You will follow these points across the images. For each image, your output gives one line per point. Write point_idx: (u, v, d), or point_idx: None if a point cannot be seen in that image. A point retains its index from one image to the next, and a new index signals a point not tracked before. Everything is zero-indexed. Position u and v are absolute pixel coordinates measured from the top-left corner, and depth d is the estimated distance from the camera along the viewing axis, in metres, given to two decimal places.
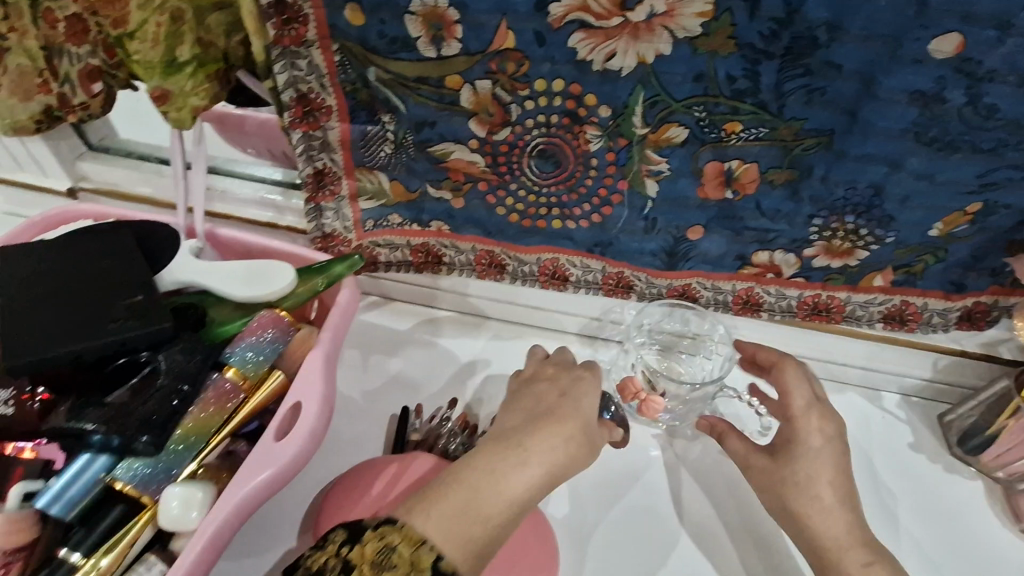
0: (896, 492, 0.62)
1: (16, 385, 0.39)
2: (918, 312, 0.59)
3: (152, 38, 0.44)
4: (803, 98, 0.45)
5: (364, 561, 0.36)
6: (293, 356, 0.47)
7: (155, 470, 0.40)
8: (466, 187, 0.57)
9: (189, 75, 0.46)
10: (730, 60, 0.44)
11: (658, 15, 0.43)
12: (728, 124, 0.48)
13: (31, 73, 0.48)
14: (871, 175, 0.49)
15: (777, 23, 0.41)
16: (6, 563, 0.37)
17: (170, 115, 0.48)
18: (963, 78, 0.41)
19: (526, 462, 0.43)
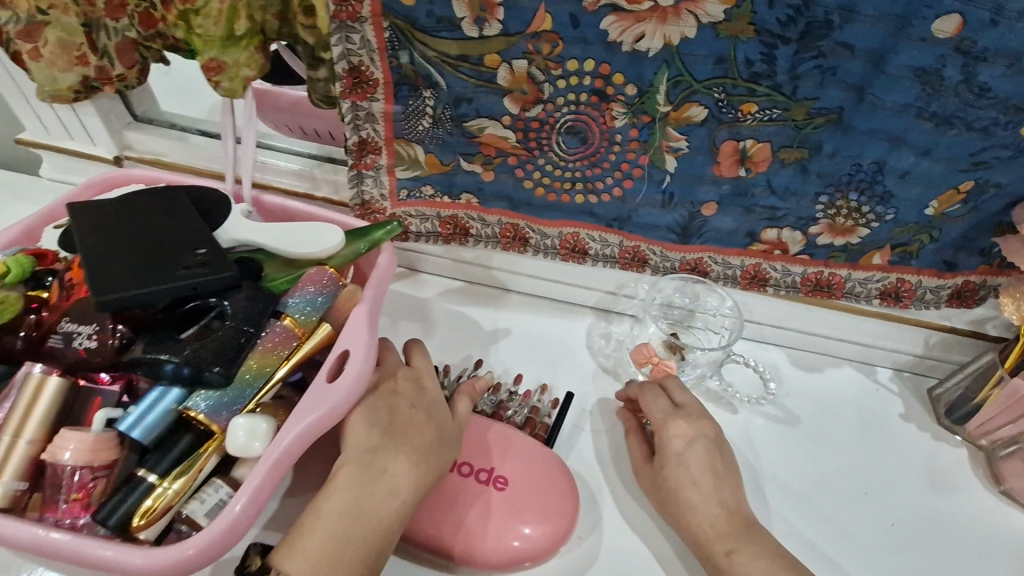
0: (868, 462, 0.66)
1: (98, 322, 0.43)
2: (912, 289, 0.63)
3: (215, 15, 0.47)
4: (816, 79, 0.50)
5: None
6: (339, 311, 0.51)
7: (223, 401, 0.44)
8: (496, 161, 0.61)
9: (244, 48, 0.50)
10: (750, 44, 0.48)
11: (685, 1, 0.47)
12: (744, 105, 0.52)
13: (68, 47, 0.50)
14: (875, 151, 0.53)
15: (793, 10, 0.46)
16: (95, 478, 0.40)
17: (223, 85, 0.52)
18: (961, 56, 0.45)
19: (393, 493, 0.48)
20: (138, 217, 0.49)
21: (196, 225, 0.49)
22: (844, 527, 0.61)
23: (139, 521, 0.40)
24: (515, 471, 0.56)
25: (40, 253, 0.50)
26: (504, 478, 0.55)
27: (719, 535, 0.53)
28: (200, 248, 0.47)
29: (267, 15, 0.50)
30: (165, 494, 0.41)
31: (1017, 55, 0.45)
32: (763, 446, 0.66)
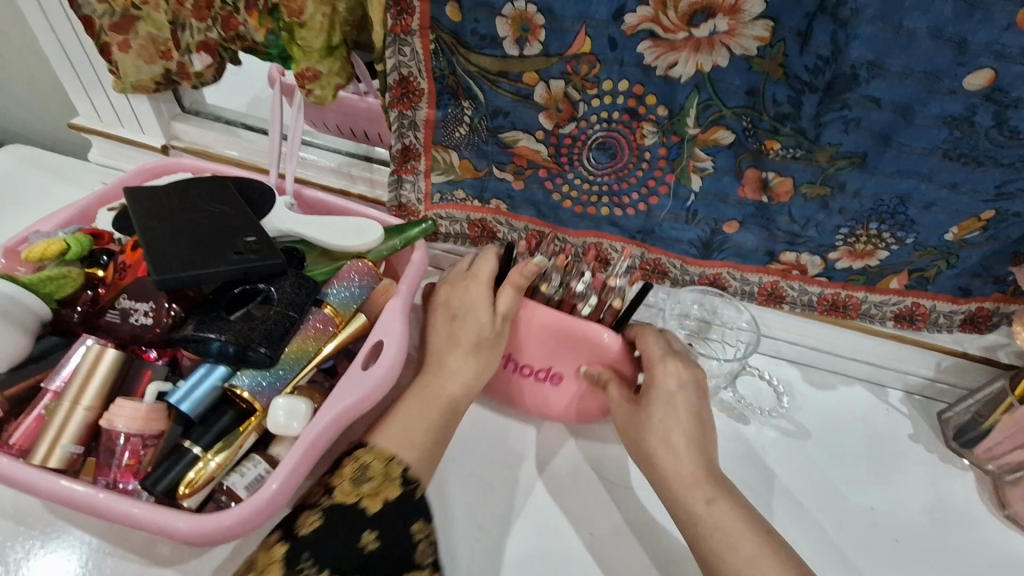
0: (878, 479, 0.67)
1: (153, 300, 0.46)
2: (927, 313, 0.65)
3: (318, 28, 0.51)
4: (840, 127, 0.51)
5: (344, 480, 0.48)
6: (376, 301, 0.53)
7: (266, 381, 0.46)
8: (528, 171, 0.63)
9: (337, 58, 0.55)
10: (778, 85, 0.51)
11: (720, 33, 0.49)
12: (769, 140, 0.54)
13: (156, 41, 0.55)
14: (902, 187, 0.54)
15: (822, 60, 0.48)
16: (146, 446, 0.43)
17: (315, 92, 0.56)
18: (992, 105, 0.47)
19: (447, 385, 0.57)
20: (190, 203, 0.52)
21: (244, 214, 0.52)
22: (857, 535, 0.63)
23: (184, 489, 0.42)
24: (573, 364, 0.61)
25: (97, 233, 0.54)
26: (560, 373, 0.62)
27: (698, 484, 0.53)
28: (249, 236, 0.50)
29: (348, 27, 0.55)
30: (207, 466, 0.43)
31: None
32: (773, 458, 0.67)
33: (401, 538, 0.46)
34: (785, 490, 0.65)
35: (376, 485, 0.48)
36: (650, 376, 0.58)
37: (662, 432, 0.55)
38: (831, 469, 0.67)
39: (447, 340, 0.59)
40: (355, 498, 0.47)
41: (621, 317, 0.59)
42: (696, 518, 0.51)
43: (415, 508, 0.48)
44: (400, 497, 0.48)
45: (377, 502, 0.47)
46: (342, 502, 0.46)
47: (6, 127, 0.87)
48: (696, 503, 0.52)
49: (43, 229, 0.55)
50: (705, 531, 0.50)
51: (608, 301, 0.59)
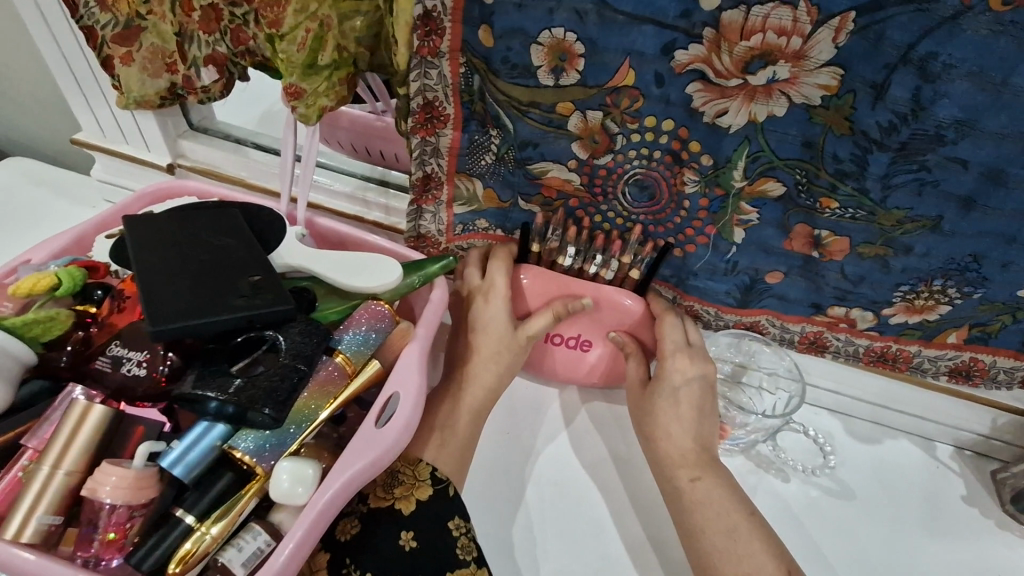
0: (928, 545, 0.62)
1: (149, 349, 0.42)
2: (985, 368, 0.59)
3: (299, 42, 0.46)
4: (914, 189, 0.46)
5: (378, 487, 0.50)
6: (391, 348, 0.49)
7: (268, 442, 0.42)
8: (557, 204, 0.59)
9: (326, 78, 0.49)
10: (841, 141, 0.46)
11: (779, 81, 0.44)
12: (824, 199, 0.49)
13: (160, 53, 0.50)
14: (975, 246, 0.49)
15: (898, 117, 0.43)
16: (132, 517, 0.38)
17: (298, 110, 0.50)
18: None
19: (467, 386, 0.58)
20: (193, 235, 0.48)
21: (251, 248, 0.48)
22: None
23: (175, 567, 0.38)
24: (599, 337, 0.62)
25: (91, 265, 0.49)
26: (590, 341, 0.63)
27: (685, 463, 0.55)
28: (255, 273, 0.45)
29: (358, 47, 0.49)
30: (204, 538, 0.39)
31: None
32: (816, 520, 0.62)
33: (439, 542, 0.47)
34: (826, 563, 0.59)
35: (407, 489, 0.50)
36: (659, 368, 0.58)
37: (664, 415, 0.57)
38: (870, 529, 0.62)
39: (469, 346, 0.60)
40: (388, 501, 0.49)
41: (643, 280, 0.60)
42: (679, 492, 0.54)
43: (448, 507, 0.49)
44: (433, 496, 0.50)
45: (411, 503, 0.49)
46: (379, 506, 0.49)
47: (4, 134, 0.83)
48: (682, 480, 0.54)
49: (34, 259, 0.51)
50: (689, 506, 0.53)
51: (626, 267, 0.59)
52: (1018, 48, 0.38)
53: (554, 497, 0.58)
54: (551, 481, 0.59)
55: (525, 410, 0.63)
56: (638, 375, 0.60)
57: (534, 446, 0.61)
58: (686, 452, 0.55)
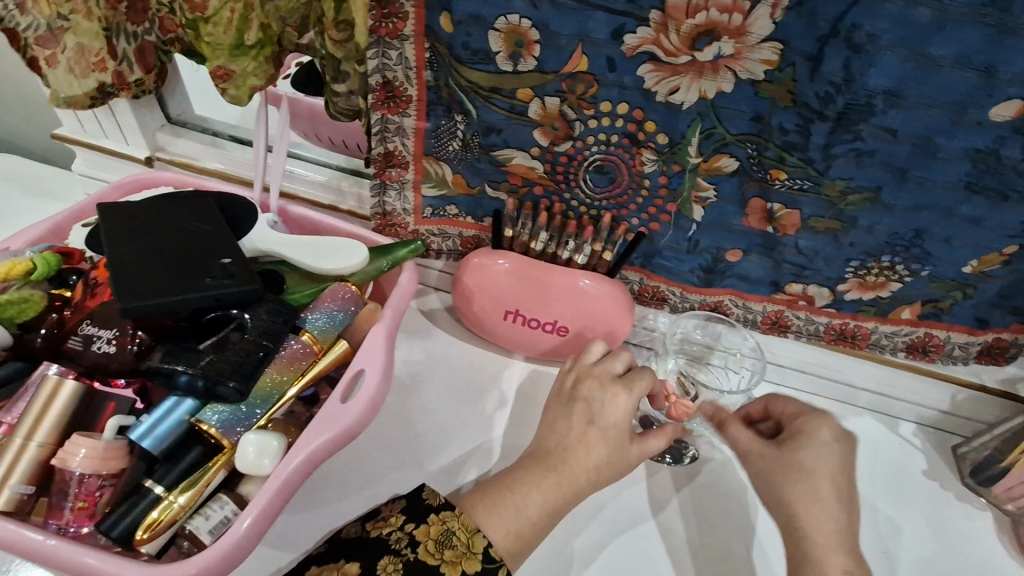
0: (881, 519, 0.63)
1: (119, 327, 0.44)
2: (941, 344, 0.61)
3: (225, 23, 0.50)
4: (852, 160, 0.48)
5: (428, 537, 0.46)
6: (358, 328, 0.50)
7: (235, 415, 0.44)
8: (523, 190, 0.60)
9: (253, 58, 0.53)
10: (786, 113, 0.47)
11: (725, 57, 0.46)
12: (775, 170, 0.51)
13: (87, 53, 0.52)
14: (918, 221, 0.51)
15: (833, 88, 0.45)
16: (101, 486, 0.40)
17: (230, 91, 0.54)
18: (1020, 137, 0.44)
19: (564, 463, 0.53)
20: (165, 222, 0.49)
21: (223, 233, 0.49)
22: None
23: (144, 533, 0.40)
24: (574, 321, 0.63)
25: (68, 252, 0.51)
26: (566, 327, 0.64)
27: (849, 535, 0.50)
28: (225, 257, 0.47)
29: (285, 27, 0.52)
30: (172, 507, 0.40)
31: None
32: None
33: None
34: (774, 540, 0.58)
35: (457, 554, 0.45)
36: None
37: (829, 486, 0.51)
38: None
39: (581, 436, 0.54)
40: (436, 560, 0.45)
41: (614, 264, 0.61)
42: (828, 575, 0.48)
43: None
44: (480, 573, 0.45)
45: (457, 572, 0.44)
46: (424, 559, 0.45)
47: None
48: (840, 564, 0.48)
49: (11, 247, 0.52)
50: None
51: (599, 252, 0.60)
52: (937, 19, 0.40)
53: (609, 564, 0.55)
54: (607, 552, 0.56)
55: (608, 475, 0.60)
56: (751, 440, 0.56)
57: None
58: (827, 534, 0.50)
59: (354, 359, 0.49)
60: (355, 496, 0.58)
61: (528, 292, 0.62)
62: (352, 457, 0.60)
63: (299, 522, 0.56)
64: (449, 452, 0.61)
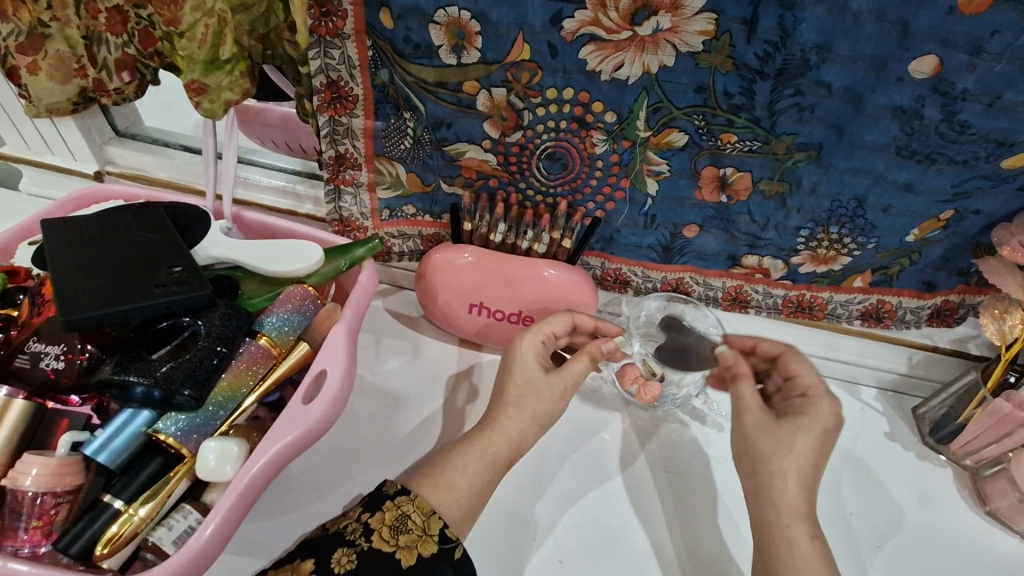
0: (854, 484, 0.65)
1: (66, 342, 0.43)
2: (893, 309, 0.63)
3: (200, 39, 0.45)
4: (795, 116, 0.49)
5: (383, 525, 0.45)
6: (318, 329, 0.50)
7: (193, 424, 0.43)
8: (478, 183, 0.61)
9: (228, 73, 0.49)
10: (728, 77, 0.48)
11: (663, 31, 0.46)
12: (724, 134, 0.52)
13: (67, 59, 0.49)
14: (856, 186, 0.53)
15: (771, 46, 0.46)
16: (56, 504, 0.40)
17: (203, 106, 0.50)
18: (939, 97, 0.45)
19: (492, 432, 0.53)
20: (111, 234, 0.48)
21: (171, 242, 0.48)
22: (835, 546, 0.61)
23: (104, 549, 0.39)
24: (537, 310, 0.63)
25: (12, 270, 0.50)
26: (531, 316, 0.64)
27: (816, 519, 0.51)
28: (176, 265, 0.46)
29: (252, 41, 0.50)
30: (132, 520, 0.40)
31: (997, 94, 0.44)
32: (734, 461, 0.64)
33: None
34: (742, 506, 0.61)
35: (414, 538, 0.45)
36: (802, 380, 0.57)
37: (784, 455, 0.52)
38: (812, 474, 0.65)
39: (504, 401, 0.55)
40: (391, 547, 0.45)
41: (574, 250, 0.61)
42: (791, 542, 0.49)
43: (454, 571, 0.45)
44: (438, 554, 0.45)
45: (413, 557, 0.44)
46: (380, 548, 0.44)
47: None
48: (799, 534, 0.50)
49: None
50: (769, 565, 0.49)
51: (558, 239, 0.60)
52: None
53: (570, 542, 0.57)
54: (574, 529, 0.58)
55: (560, 450, 0.63)
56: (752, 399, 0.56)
57: (549, 472, 0.61)
58: (795, 503, 0.51)
59: (315, 359, 0.49)
60: (327, 497, 0.58)
61: (491, 283, 0.63)
62: (320, 459, 0.60)
63: (271, 528, 0.56)
64: (422, 445, 0.62)
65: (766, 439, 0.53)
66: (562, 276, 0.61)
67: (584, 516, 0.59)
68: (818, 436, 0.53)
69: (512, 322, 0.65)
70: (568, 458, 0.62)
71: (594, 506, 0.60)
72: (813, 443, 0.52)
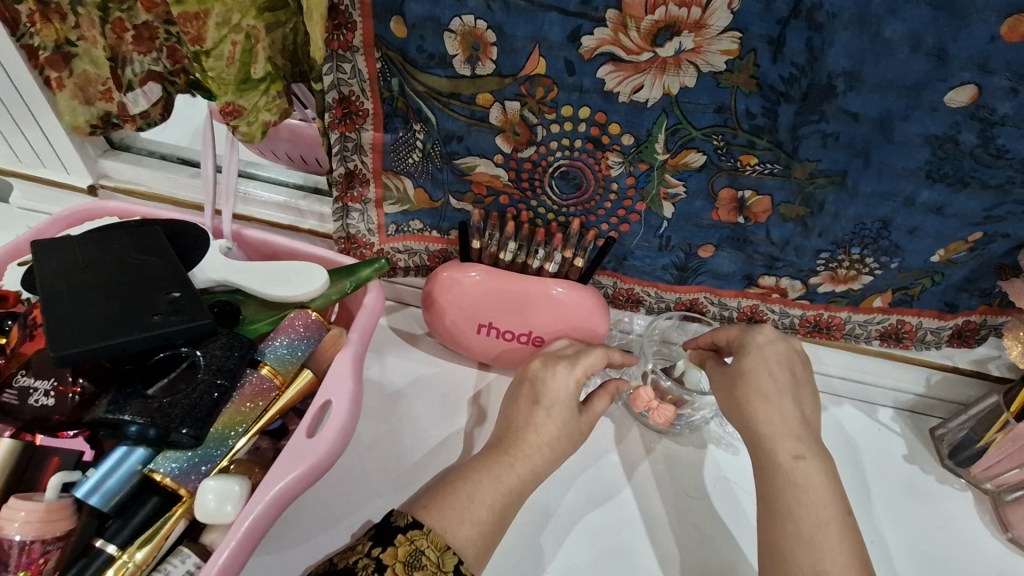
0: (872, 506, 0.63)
1: (57, 376, 0.41)
2: (913, 330, 0.61)
3: (228, 57, 0.45)
4: (818, 141, 0.47)
5: (396, 561, 0.43)
6: (322, 357, 0.47)
7: (190, 463, 0.41)
8: (488, 200, 0.59)
9: (263, 92, 0.48)
10: (751, 98, 0.46)
11: (686, 52, 0.44)
12: (744, 156, 0.50)
13: (93, 79, 0.49)
14: (882, 210, 0.51)
15: (796, 69, 0.44)
16: (46, 551, 0.38)
17: (240, 129, 0.49)
18: (977, 123, 0.44)
19: (517, 464, 0.51)
20: (107, 256, 0.46)
21: (170, 264, 0.46)
22: None
23: None
24: (548, 331, 0.62)
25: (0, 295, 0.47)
26: (541, 336, 0.62)
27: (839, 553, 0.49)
28: (174, 290, 0.44)
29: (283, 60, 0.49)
30: (128, 565, 0.38)
31: None
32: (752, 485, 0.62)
33: None
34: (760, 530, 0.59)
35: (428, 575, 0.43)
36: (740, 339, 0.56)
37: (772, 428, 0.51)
38: None
39: (528, 420, 0.54)
40: None
41: (586, 270, 0.59)
42: (777, 465, 0.49)
43: None
44: None
45: None
46: None
47: None
48: None
49: None
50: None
51: (570, 258, 0.58)
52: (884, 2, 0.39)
53: (582, 567, 0.55)
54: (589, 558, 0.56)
55: (568, 473, 0.61)
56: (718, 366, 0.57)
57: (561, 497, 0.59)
58: (772, 425, 0.51)
59: (320, 387, 0.47)
60: (331, 528, 0.56)
61: (501, 303, 0.60)
62: (328, 487, 0.58)
63: (274, 561, 0.54)
64: (429, 470, 0.59)
65: (729, 385, 0.54)
66: (574, 296, 0.59)
67: (597, 542, 0.57)
68: (765, 354, 0.54)
69: (522, 343, 0.63)
70: (575, 480, 0.60)
71: (602, 525, 0.58)
72: (763, 361, 0.54)
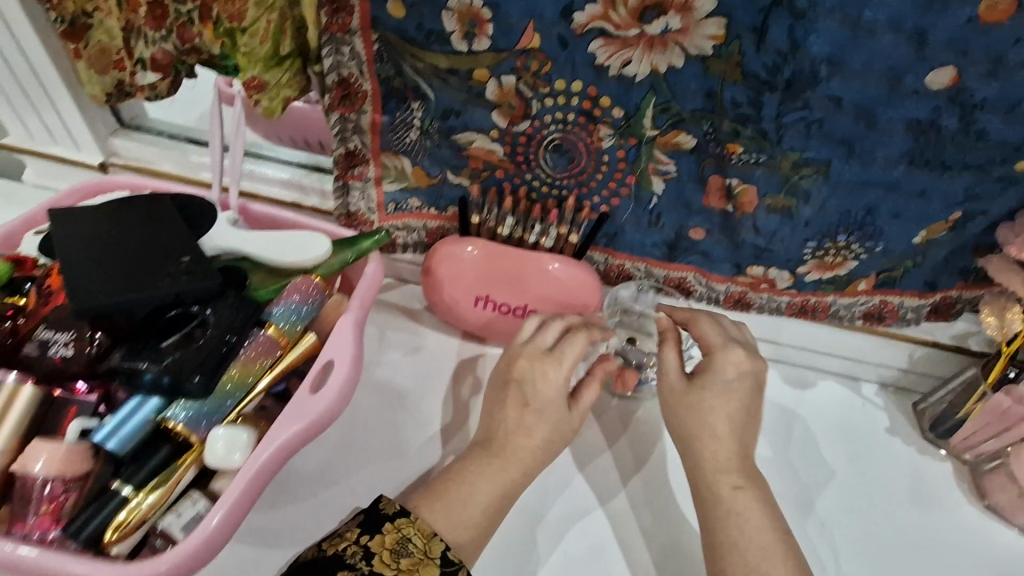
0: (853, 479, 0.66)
1: (75, 329, 0.43)
2: (895, 309, 0.63)
3: (261, 36, 0.48)
4: (802, 130, 0.50)
5: (383, 548, 0.45)
6: (326, 320, 0.50)
7: (201, 412, 0.44)
8: (484, 174, 0.61)
9: (285, 69, 0.52)
10: (737, 87, 0.49)
11: (672, 32, 0.47)
12: (730, 144, 0.52)
13: (107, 51, 0.52)
14: (867, 199, 0.54)
15: (780, 57, 0.46)
16: (66, 490, 0.40)
17: (263, 103, 0.53)
18: (957, 107, 0.46)
19: (505, 462, 0.54)
20: (120, 221, 0.48)
21: (180, 230, 0.48)
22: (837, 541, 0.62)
23: (111, 535, 0.40)
24: (543, 304, 0.64)
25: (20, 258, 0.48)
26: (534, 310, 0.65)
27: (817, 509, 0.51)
28: (185, 254, 0.46)
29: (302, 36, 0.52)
30: (140, 507, 0.41)
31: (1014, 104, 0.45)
32: None
33: None
34: None
35: (415, 561, 0.45)
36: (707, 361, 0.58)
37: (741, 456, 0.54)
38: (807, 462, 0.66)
39: (517, 423, 0.55)
40: (392, 569, 0.44)
41: (580, 246, 0.62)
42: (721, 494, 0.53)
43: None
44: None
45: None
46: (381, 571, 0.44)
47: None
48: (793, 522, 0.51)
49: None
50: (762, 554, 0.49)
51: (565, 235, 0.62)
52: None
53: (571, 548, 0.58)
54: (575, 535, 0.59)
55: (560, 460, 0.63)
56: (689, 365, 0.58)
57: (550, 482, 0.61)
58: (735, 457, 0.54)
59: (324, 348, 0.49)
60: (331, 490, 0.58)
61: (496, 277, 0.63)
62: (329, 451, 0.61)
63: (273, 518, 0.56)
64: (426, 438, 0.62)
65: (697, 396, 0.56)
66: (570, 271, 0.61)
67: (585, 526, 0.59)
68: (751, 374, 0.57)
69: (516, 315, 0.66)
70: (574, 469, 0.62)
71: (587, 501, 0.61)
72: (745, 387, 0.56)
